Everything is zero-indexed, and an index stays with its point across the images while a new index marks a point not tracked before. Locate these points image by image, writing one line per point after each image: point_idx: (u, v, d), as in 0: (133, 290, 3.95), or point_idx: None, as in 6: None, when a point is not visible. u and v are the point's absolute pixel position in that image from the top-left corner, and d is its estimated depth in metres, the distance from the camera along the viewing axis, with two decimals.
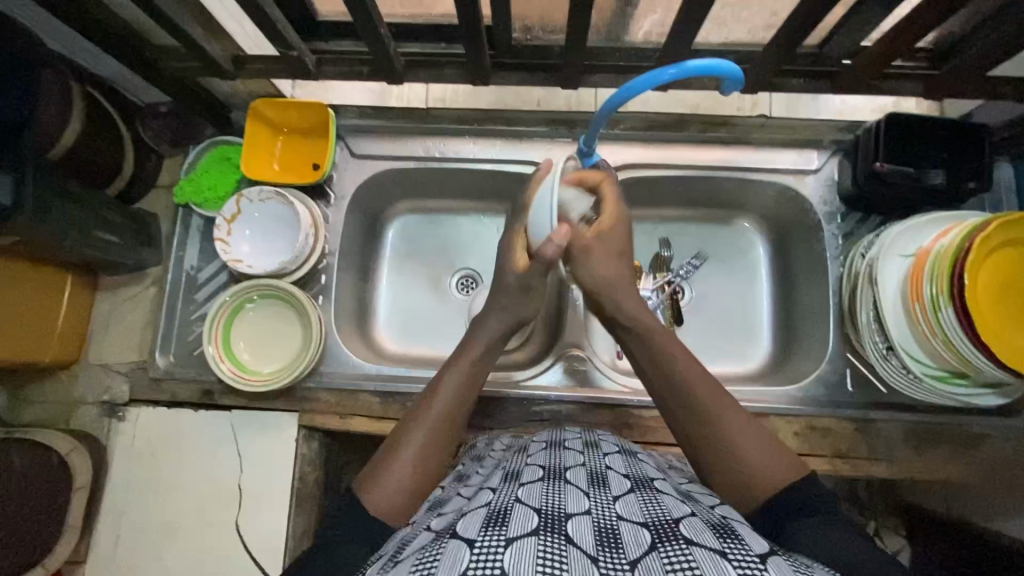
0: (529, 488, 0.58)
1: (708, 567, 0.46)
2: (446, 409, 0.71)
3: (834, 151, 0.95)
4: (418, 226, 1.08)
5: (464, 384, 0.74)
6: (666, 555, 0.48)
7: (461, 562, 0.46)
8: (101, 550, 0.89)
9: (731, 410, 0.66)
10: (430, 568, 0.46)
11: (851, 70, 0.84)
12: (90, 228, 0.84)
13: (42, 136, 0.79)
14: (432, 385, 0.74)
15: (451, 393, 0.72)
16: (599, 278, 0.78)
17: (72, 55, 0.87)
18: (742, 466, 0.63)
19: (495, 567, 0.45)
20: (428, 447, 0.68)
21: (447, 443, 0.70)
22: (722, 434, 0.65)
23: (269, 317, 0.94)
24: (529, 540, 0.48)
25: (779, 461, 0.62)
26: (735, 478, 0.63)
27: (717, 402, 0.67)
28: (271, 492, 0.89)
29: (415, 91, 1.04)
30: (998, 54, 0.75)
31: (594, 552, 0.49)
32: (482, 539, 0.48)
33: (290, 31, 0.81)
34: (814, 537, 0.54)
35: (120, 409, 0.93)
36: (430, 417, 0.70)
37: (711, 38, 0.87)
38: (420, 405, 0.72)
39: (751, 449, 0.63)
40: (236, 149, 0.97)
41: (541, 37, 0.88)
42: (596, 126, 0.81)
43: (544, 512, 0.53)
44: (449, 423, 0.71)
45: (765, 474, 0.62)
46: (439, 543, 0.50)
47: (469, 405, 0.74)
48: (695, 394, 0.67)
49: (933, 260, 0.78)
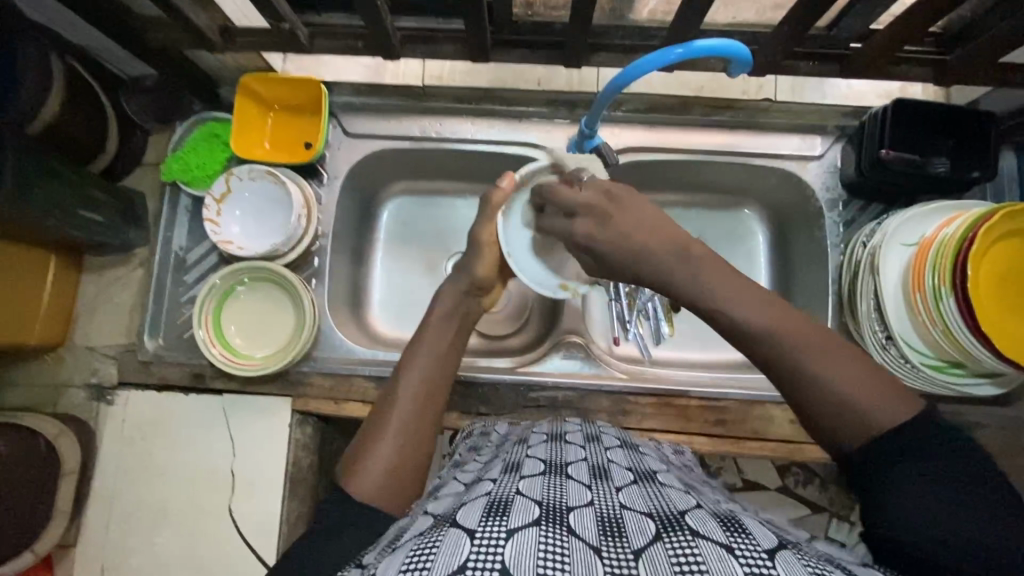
0: (530, 481, 0.57)
1: (715, 564, 0.45)
2: (419, 390, 0.71)
3: (838, 137, 0.94)
4: (412, 208, 1.05)
5: (432, 359, 0.74)
6: (671, 545, 0.47)
7: (461, 553, 0.45)
8: (91, 535, 0.88)
9: (825, 345, 0.55)
10: (430, 560, 0.45)
11: (862, 53, 0.82)
12: (72, 206, 0.81)
13: (21, 108, 0.76)
14: (401, 368, 0.74)
15: (421, 368, 0.73)
16: (631, 247, 0.62)
17: (52, 24, 0.83)
18: (848, 401, 0.53)
19: (495, 561, 0.44)
20: (408, 425, 0.68)
21: (426, 418, 0.70)
22: (817, 370, 0.54)
23: (260, 300, 0.92)
24: (531, 532, 0.47)
25: (890, 389, 0.53)
26: (839, 415, 0.53)
27: (807, 344, 0.55)
28: (263, 477, 0.88)
29: (410, 68, 1.01)
30: (1012, 40, 0.73)
31: (597, 542, 0.48)
32: (483, 530, 0.47)
33: (281, 3, 0.77)
34: (889, 504, 0.50)
35: (108, 393, 0.91)
36: (404, 396, 0.70)
37: (718, 18, 0.85)
38: (393, 386, 0.72)
39: (850, 381, 0.53)
40: (224, 126, 0.94)
41: (543, 13, 0.85)
42: (599, 106, 0.78)
43: (544, 504, 0.52)
44: (424, 395, 0.71)
45: (872, 402, 0.52)
46: (439, 531, 0.49)
47: (444, 378, 0.74)
48: (782, 336, 0.55)
49: (937, 249, 0.77)
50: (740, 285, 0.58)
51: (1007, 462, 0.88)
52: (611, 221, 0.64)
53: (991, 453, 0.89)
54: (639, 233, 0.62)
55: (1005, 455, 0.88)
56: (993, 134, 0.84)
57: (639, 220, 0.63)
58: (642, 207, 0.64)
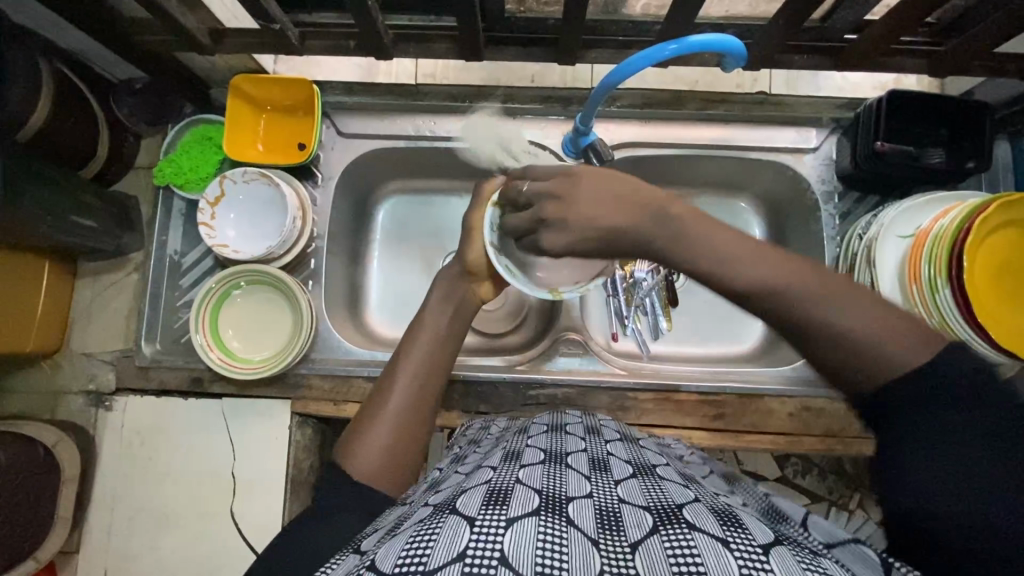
0: (530, 471, 0.57)
1: (709, 557, 0.44)
2: (418, 374, 0.72)
3: (833, 129, 0.94)
4: (407, 207, 1.05)
5: (432, 340, 0.75)
6: (668, 538, 0.47)
7: (461, 541, 0.45)
8: (94, 541, 0.88)
9: (849, 287, 0.54)
10: (429, 545, 0.45)
11: (857, 45, 0.81)
12: (64, 212, 0.80)
13: (10, 114, 0.75)
14: (403, 348, 0.75)
15: (425, 347, 0.74)
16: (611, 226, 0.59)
17: (39, 28, 0.82)
18: (871, 349, 0.51)
19: (494, 550, 0.44)
20: (405, 407, 0.69)
21: (424, 401, 0.71)
22: (838, 318, 0.52)
23: (256, 305, 0.92)
24: (531, 521, 0.47)
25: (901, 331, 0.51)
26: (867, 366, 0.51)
27: (825, 292, 0.53)
28: (265, 482, 0.88)
29: (403, 66, 1.00)
30: (1008, 27, 0.73)
31: (594, 534, 0.48)
32: (482, 518, 0.47)
33: (272, 3, 0.76)
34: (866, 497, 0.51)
35: (106, 399, 0.91)
36: (402, 377, 0.71)
37: (712, 12, 0.84)
38: (393, 367, 0.73)
39: (872, 325, 0.52)
40: (217, 129, 0.93)
41: (535, 9, 0.85)
42: (593, 103, 0.77)
43: (544, 494, 0.52)
44: (424, 375, 0.72)
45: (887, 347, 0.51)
46: (438, 519, 0.49)
47: (446, 360, 0.75)
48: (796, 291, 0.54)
49: (932, 240, 0.77)
50: (765, 261, 0.55)
51: None
52: (579, 210, 0.60)
53: None
54: (609, 214, 0.59)
55: None
56: (986, 123, 0.84)
57: (610, 207, 0.59)
58: (612, 182, 0.60)
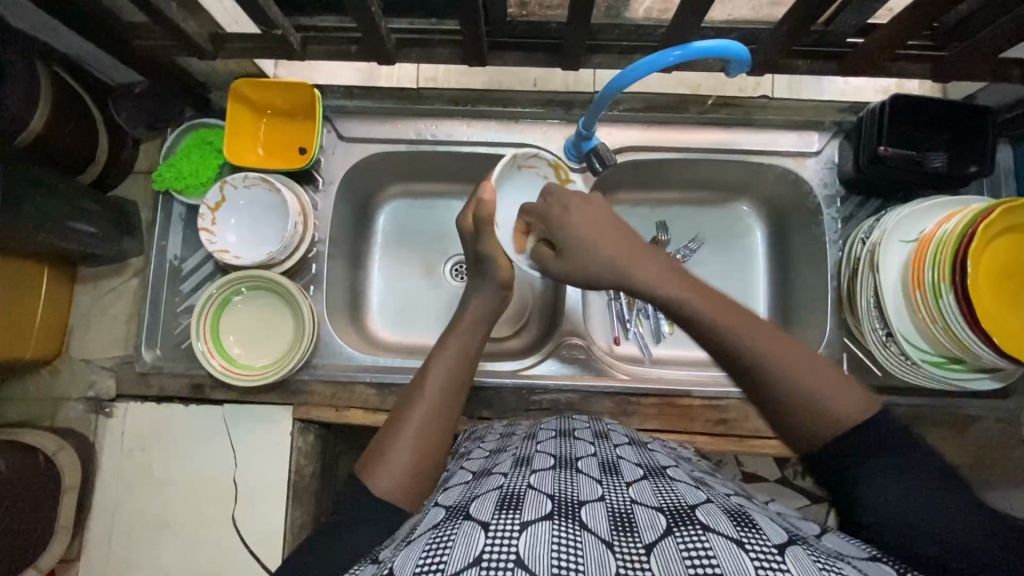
0: (541, 475, 0.57)
1: (725, 557, 0.44)
2: (442, 391, 0.72)
3: (835, 133, 0.94)
4: (409, 211, 1.04)
5: (458, 359, 0.75)
6: (682, 539, 0.47)
7: (476, 546, 0.44)
8: (94, 549, 0.87)
9: (803, 351, 0.58)
10: (444, 552, 0.45)
11: (861, 50, 0.81)
12: (64, 218, 0.80)
13: (9, 119, 0.74)
14: (426, 366, 0.75)
15: (446, 367, 0.74)
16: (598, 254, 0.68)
17: (37, 33, 0.82)
18: (811, 404, 0.55)
19: (510, 553, 0.43)
20: (431, 422, 0.68)
21: (448, 418, 0.70)
22: (791, 371, 0.56)
23: (257, 311, 0.91)
24: (545, 525, 0.47)
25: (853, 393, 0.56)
26: (807, 421, 0.55)
27: (779, 347, 0.58)
28: (267, 488, 0.88)
29: (404, 70, 0.98)
30: (1013, 33, 0.73)
31: (609, 537, 0.48)
32: (496, 523, 0.47)
33: (273, 9, 0.75)
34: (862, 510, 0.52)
35: (107, 405, 0.91)
36: (428, 393, 0.71)
37: (716, 16, 0.83)
38: (418, 382, 0.73)
39: (826, 385, 0.56)
40: (217, 133, 0.92)
41: (538, 13, 0.84)
42: (596, 107, 0.78)
43: (556, 498, 0.52)
44: (448, 391, 0.72)
45: (836, 407, 0.55)
46: (453, 524, 0.49)
47: (466, 380, 0.75)
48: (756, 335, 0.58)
49: (936, 244, 0.77)
50: (733, 312, 0.60)
51: (1001, 454, 0.90)
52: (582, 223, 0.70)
53: (987, 445, 0.90)
54: (603, 238, 0.69)
55: (1001, 447, 0.89)
56: (988, 127, 0.84)
57: (607, 234, 0.69)
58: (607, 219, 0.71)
